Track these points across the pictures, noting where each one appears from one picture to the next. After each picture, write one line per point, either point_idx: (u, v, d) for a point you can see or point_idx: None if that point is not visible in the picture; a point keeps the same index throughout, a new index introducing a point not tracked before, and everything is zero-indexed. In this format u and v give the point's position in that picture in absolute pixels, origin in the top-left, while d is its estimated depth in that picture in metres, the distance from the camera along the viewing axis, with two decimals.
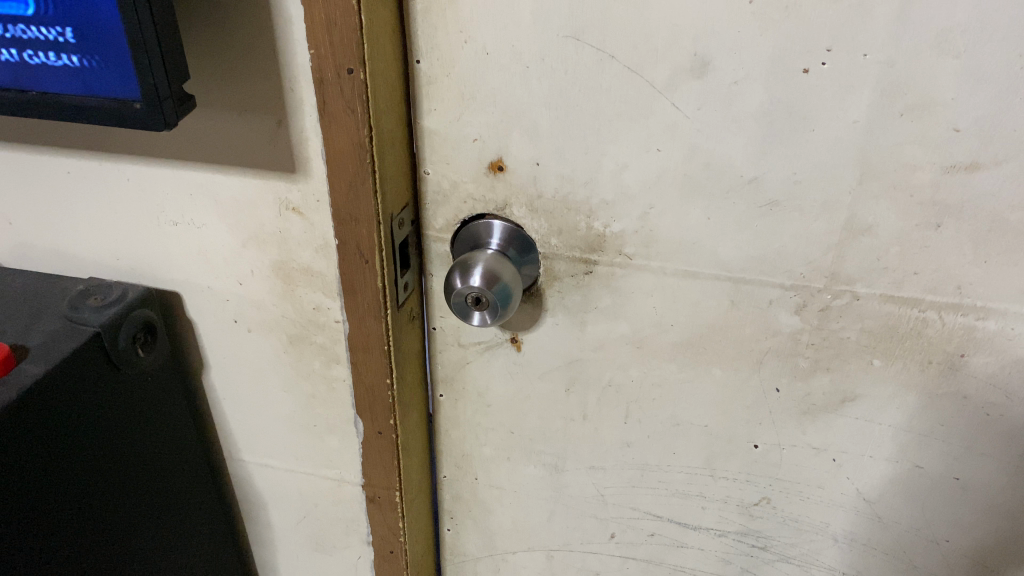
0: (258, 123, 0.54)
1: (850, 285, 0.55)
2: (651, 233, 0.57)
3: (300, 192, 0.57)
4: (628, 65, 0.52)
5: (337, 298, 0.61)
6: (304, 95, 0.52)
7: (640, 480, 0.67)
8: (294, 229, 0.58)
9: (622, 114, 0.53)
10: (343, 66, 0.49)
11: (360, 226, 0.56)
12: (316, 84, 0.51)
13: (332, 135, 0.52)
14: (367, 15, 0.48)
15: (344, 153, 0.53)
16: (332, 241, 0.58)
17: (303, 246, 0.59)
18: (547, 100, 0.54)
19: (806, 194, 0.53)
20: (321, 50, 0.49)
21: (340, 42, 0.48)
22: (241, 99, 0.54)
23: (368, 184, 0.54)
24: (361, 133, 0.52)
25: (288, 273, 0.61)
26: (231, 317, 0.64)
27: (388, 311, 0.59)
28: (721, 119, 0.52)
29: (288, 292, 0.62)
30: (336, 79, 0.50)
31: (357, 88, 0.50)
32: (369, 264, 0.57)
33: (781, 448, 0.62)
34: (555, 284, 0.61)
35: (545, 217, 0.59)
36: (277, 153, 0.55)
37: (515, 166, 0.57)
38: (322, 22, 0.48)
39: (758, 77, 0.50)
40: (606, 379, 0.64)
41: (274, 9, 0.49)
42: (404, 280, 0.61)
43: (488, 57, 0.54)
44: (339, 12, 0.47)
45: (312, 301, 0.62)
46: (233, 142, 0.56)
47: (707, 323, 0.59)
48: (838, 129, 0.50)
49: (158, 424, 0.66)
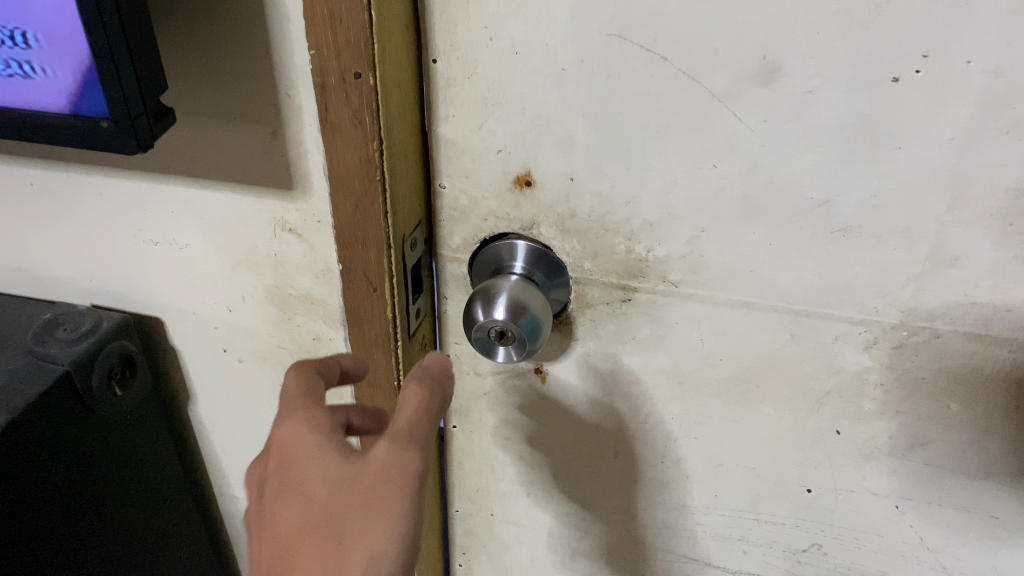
0: (250, 133, 0.47)
1: (929, 321, 0.48)
2: (701, 259, 0.50)
3: (298, 212, 0.49)
4: (683, 69, 0.44)
5: (340, 328, 0.53)
6: (302, 103, 0.44)
7: (675, 522, 0.61)
8: (291, 252, 0.51)
9: (674, 125, 0.46)
10: (350, 70, 0.41)
11: (367, 250, 0.48)
12: (318, 90, 0.43)
13: (336, 148, 0.45)
14: (379, 10, 0.40)
15: (350, 168, 0.45)
16: (335, 266, 0.51)
17: (301, 271, 0.52)
18: (585, 107, 0.47)
19: (885, 219, 0.46)
20: (324, 50, 0.41)
21: (346, 42, 0.40)
22: (230, 106, 0.46)
23: (378, 205, 0.46)
24: (370, 147, 0.44)
25: (285, 300, 0.53)
26: (220, 345, 0.57)
27: (398, 343, 0.52)
28: (790, 132, 0.45)
29: (284, 320, 0.54)
30: (341, 84, 0.42)
31: (366, 95, 0.42)
32: (378, 292, 0.50)
33: (837, 492, 0.56)
34: (586, 311, 0.54)
35: (577, 238, 0.52)
36: (272, 168, 0.48)
37: (544, 181, 0.50)
38: (325, 18, 0.40)
39: (837, 85, 0.43)
40: (641, 415, 0.57)
41: (267, 3, 0.41)
42: (415, 306, 0.54)
43: (516, 58, 0.46)
44: (345, 7, 0.39)
45: (312, 331, 0.54)
46: (220, 153, 0.48)
47: (761, 359, 0.52)
48: (928, 146, 0.43)
49: (137, 462, 0.59)
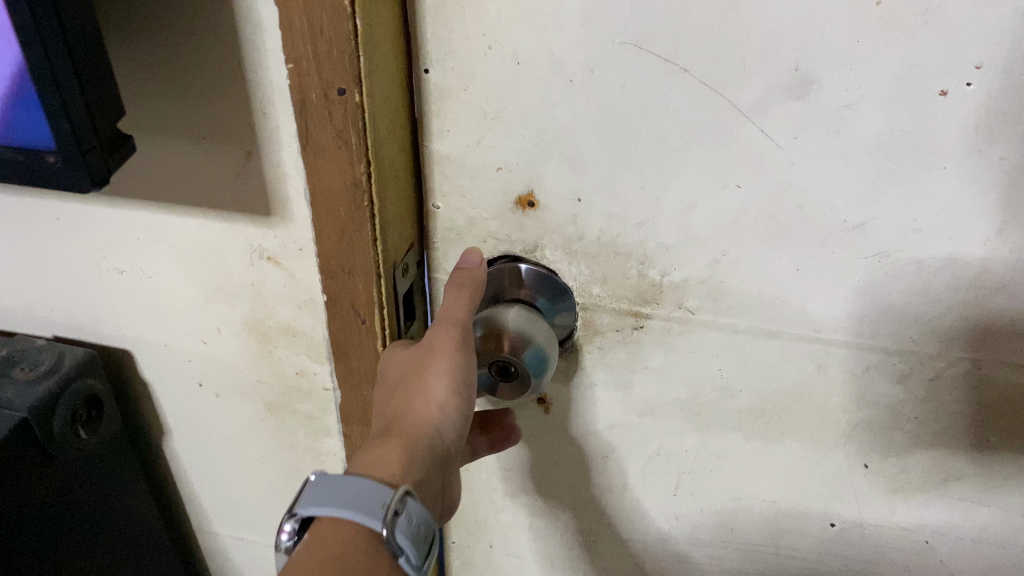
0: (222, 155, 0.42)
1: (971, 352, 0.44)
2: (721, 285, 0.46)
3: (277, 238, 0.45)
4: (706, 81, 0.40)
5: (324, 363, 0.49)
6: (280, 122, 0.40)
7: (689, 554, 0.58)
8: (271, 281, 0.47)
9: (694, 142, 0.41)
10: (333, 85, 0.37)
11: (355, 280, 0.44)
12: (297, 107, 0.38)
13: (318, 171, 0.40)
14: (365, 20, 0.35)
15: (334, 192, 0.40)
16: (319, 296, 0.46)
17: (283, 301, 0.47)
18: (595, 122, 0.42)
19: (926, 245, 0.41)
20: (302, 64, 0.36)
21: (328, 56, 0.35)
22: (199, 124, 0.41)
23: (365, 231, 0.41)
24: (357, 171, 0.39)
25: (264, 332, 0.49)
26: (195, 380, 0.53)
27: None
28: (823, 150, 0.40)
29: (264, 353, 0.50)
30: (323, 100, 0.37)
31: (351, 113, 0.37)
32: (367, 324, 0.45)
33: (863, 527, 0.52)
34: (595, 339, 0.50)
35: (586, 262, 0.47)
36: (248, 193, 0.43)
37: (550, 202, 0.46)
38: (303, 28, 0.35)
39: (878, 100, 0.38)
40: (653, 447, 0.53)
41: (237, 12, 0.36)
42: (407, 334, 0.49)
43: (519, 68, 0.41)
44: (327, 16, 0.34)
45: (295, 365, 0.50)
46: (189, 177, 0.43)
47: (785, 390, 0.48)
48: (978, 166, 0.39)
49: (108, 504, 0.56)
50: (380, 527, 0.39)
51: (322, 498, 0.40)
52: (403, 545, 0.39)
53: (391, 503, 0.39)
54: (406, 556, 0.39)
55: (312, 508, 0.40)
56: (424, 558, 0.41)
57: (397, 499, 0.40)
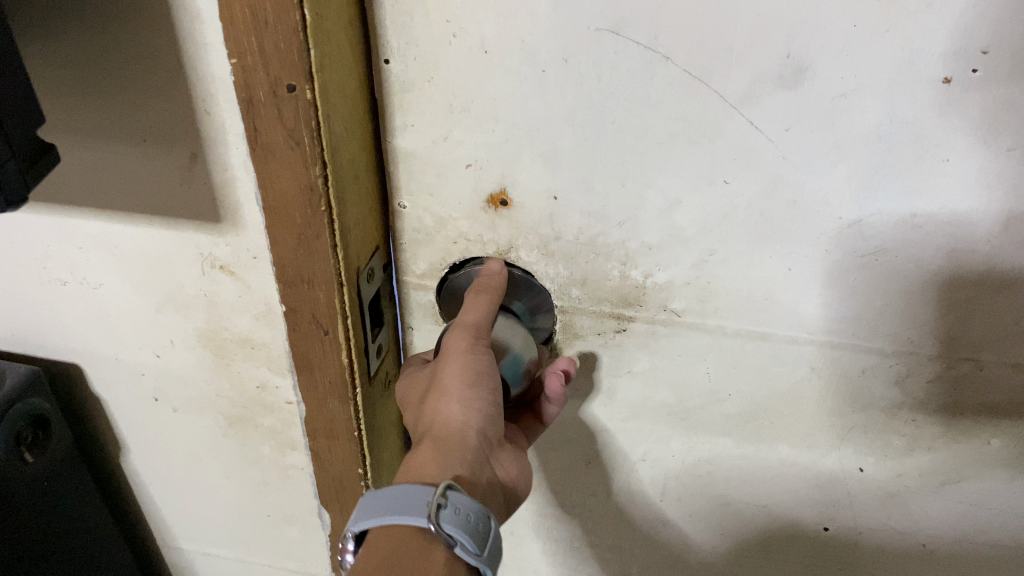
0: (163, 158, 0.38)
1: (974, 353, 0.41)
2: (708, 286, 0.43)
3: (229, 247, 0.41)
4: (689, 69, 0.37)
5: (286, 376, 0.47)
6: (225, 121, 0.36)
7: (677, 558, 0.56)
8: (224, 291, 0.43)
9: (679, 136, 0.38)
10: (281, 81, 0.33)
11: (314, 290, 0.40)
12: (242, 105, 0.34)
13: (269, 174, 0.36)
14: (314, 9, 0.31)
15: (288, 198, 0.37)
16: (276, 308, 0.43)
17: (237, 312, 0.44)
18: (571, 115, 0.39)
19: (927, 242, 0.39)
20: (246, 56, 0.33)
21: (275, 50, 0.32)
22: (136, 125, 0.37)
23: (325, 237, 0.38)
24: (312, 173, 0.35)
25: (221, 344, 0.46)
26: (150, 394, 0.51)
27: (357, 390, 0.44)
28: (818, 143, 0.37)
29: (221, 367, 0.48)
30: (271, 98, 0.34)
31: (303, 112, 0.34)
32: (330, 336, 0.42)
33: (858, 531, 0.50)
34: (575, 342, 0.47)
35: (563, 263, 0.44)
36: (194, 199, 0.40)
37: (523, 200, 0.42)
38: (245, 19, 0.31)
39: (876, 88, 0.35)
40: (638, 453, 0.50)
41: (173, 5, 0.33)
42: (374, 344, 0.46)
43: (487, 57, 0.38)
44: (271, 3, 0.31)
45: (255, 378, 0.48)
46: (127, 184, 0.40)
47: (776, 393, 0.46)
48: (983, 158, 0.36)
49: (60, 522, 0.53)
50: (425, 522, 0.37)
51: (372, 511, 0.38)
52: (456, 533, 0.37)
53: (432, 496, 0.37)
54: (461, 545, 0.37)
55: (362, 525, 0.38)
56: (489, 546, 0.38)
57: (437, 492, 0.37)
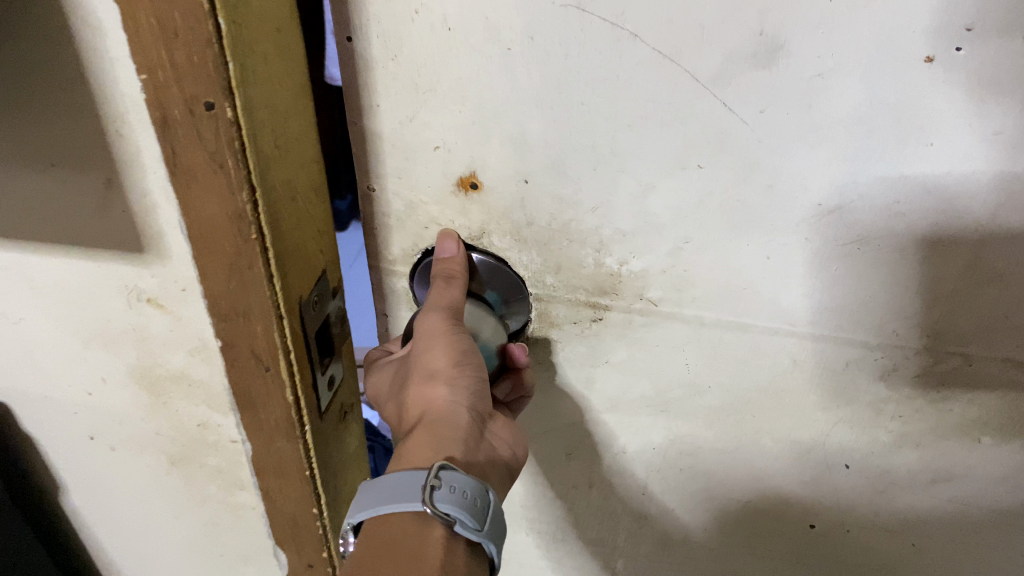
0: (80, 189, 0.38)
1: (961, 348, 0.40)
2: (685, 274, 0.41)
3: (155, 279, 0.42)
4: (659, 47, 0.35)
5: (228, 415, 0.50)
6: (140, 142, 0.35)
7: (661, 552, 0.54)
8: (155, 324, 0.45)
9: (650, 117, 0.37)
10: (199, 99, 0.30)
11: (252, 321, 0.38)
12: (158, 125, 0.32)
13: (193, 198, 0.34)
14: (230, 16, 0.28)
15: (217, 223, 0.34)
16: (210, 342, 0.45)
17: (170, 346, 0.46)
18: (538, 96, 0.37)
19: (909, 230, 0.37)
20: (158, 72, 0.30)
21: (188, 63, 0.29)
22: (52, 153, 0.37)
23: (259, 267, 0.35)
24: (239, 200, 0.33)
25: (155, 377, 0.49)
26: (96, 422, 0.54)
27: (305, 427, 0.43)
28: (794, 126, 0.35)
29: (160, 405, 0.51)
30: (189, 116, 0.31)
31: (225, 133, 0.31)
32: (271, 372, 0.40)
33: (846, 528, 0.49)
34: (552, 331, 0.46)
35: (537, 250, 0.43)
36: (116, 231, 0.40)
37: (494, 184, 0.41)
38: (155, 30, 0.28)
39: (854, 67, 0.33)
40: (618, 446, 0.49)
41: (73, 24, 0.31)
42: (328, 372, 0.44)
43: (451, 35, 0.37)
44: (179, 15, 0.28)
45: (196, 416, 0.51)
46: (49, 213, 0.40)
47: (757, 386, 0.44)
48: (970, 142, 0.34)
49: None
50: (420, 505, 0.37)
51: (370, 499, 0.39)
52: (453, 513, 0.37)
53: (427, 479, 0.37)
54: (460, 522, 0.37)
55: (361, 514, 0.39)
56: (488, 520, 0.39)
57: (432, 475, 0.38)
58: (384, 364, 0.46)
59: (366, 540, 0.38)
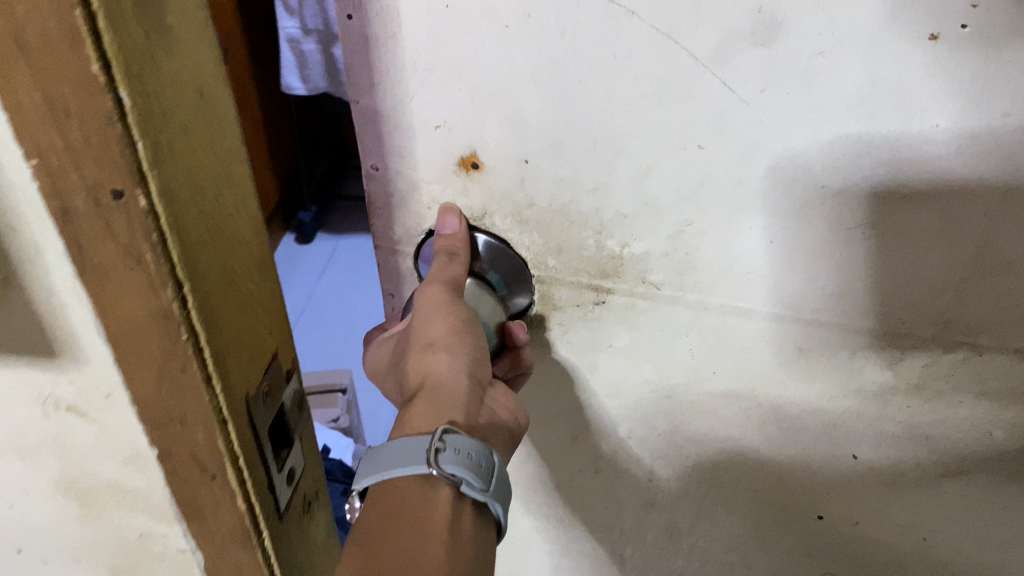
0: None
1: (971, 338, 0.38)
2: (687, 258, 0.40)
3: (74, 386, 0.36)
4: (656, 25, 0.34)
5: (172, 524, 0.44)
6: (38, 239, 0.29)
7: (669, 542, 0.53)
8: (76, 431, 0.39)
9: (649, 96, 0.36)
10: (103, 186, 0.24)
11: (190, 426, 0.33)
12: (58, 219, 0.26)
13: (111, 298, 0.28)
14: (136, 88, 0.22)
15: (141, 327, 0.29)
16: (145, 450, 0.38)
17: (98, 456, 0.40)
18: (537, 74, 0.37)
19: (916, 215, 0.36)
20: (50, 157, 0.24)
21: (86, 145, 0.23)
22: None
23: (196, 371, 0.30)
24: (164, 297, 0.27)
25: (82, 483, 0.43)
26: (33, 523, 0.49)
27: (262, 535, 0.38)
28: (795, 106, 0.35)
29: (93, 514, 0.45)
30: (95, 209, 0.25)
31: (142, 228, 0.25)
32: (218, 476, 0.35)
33: (854, 522, 0.48)
34: (555, 315, 0.45)
35: (538, 232, 0.42)
36: (20, 332, 0.33)
37: (495, 164, 0.41)
38: (39, 109, 0.23)
39: (857, 45, 0.32)
40: (623, 431, 0.49)
41: None
42: (287, 464, 0.39)
43: (448, 12, 0.36)
44: (72, 93, 0.22)
45: (137, 525, 0.45)
46: None
47: (762, 373, 0.43)
48: (979, 123, 0.33)
49: None
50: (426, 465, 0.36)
51: (376, 463, 0.38)
52: (459, 475, 0.36)
53: (431, 441, 0.37)
54: (467, 483, 0.36)
55: (367, 478, 0.38)
56: (495, 480, 0.38)
57: (437, 437, 0.37)
58: (387, 336, 0.46)
59: (372, 504, 0.37)
